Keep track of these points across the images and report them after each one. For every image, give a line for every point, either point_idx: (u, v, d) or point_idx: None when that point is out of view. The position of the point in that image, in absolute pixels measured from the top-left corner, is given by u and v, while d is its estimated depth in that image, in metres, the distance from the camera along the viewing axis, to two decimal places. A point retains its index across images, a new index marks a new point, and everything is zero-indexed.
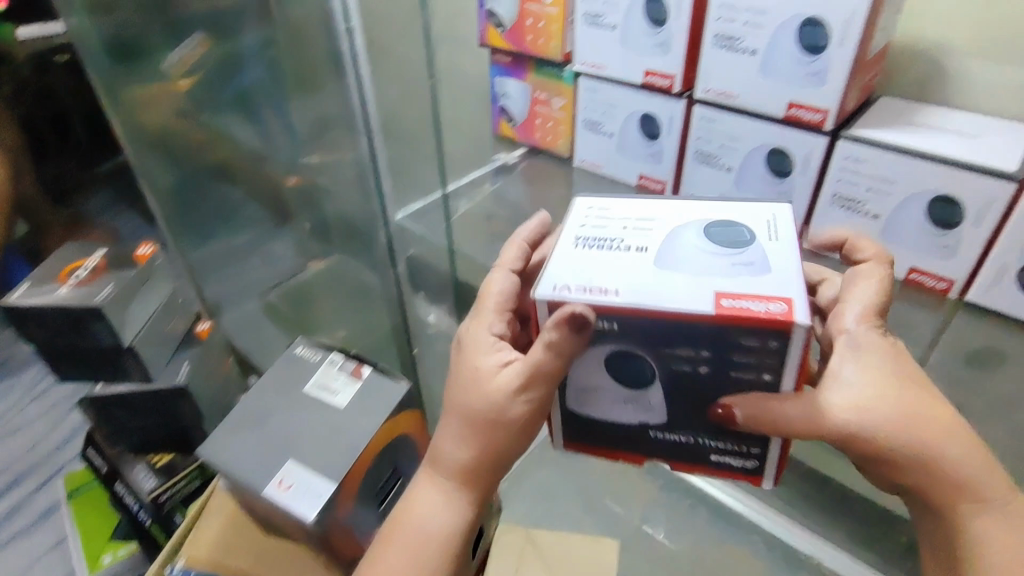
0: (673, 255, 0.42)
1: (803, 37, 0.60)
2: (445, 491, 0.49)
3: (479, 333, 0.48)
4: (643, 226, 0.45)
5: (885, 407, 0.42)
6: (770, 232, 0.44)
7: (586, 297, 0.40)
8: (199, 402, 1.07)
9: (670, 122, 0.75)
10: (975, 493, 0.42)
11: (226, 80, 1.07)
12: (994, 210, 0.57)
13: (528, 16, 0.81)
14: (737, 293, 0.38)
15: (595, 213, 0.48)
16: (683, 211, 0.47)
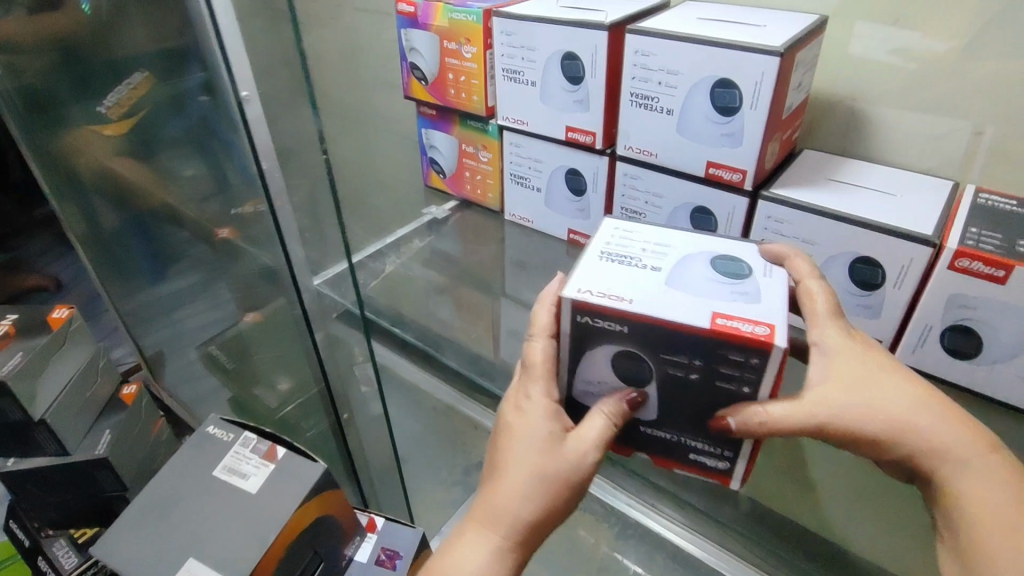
0: (682, 277, 0.43)
1: (716, 99, 0.59)
2: (488, 554, 0.40)
3: (536, 397, 0.43)
4: (660, 250, 0.46)
5: (853, 397, 0.41)
6: (767, 270, 0.44)
7: (601, 302, 0.40)
8: (124, 472, 0.95)
9: (594, 178, 0.73)
10: (974, 459, 0.39)
11: (170, 114, 0.74)
12: (913, 273, 0.55)
13: (449, 71, 0.79)
14: (730, 313, 0.39)
15: (621, 233, 0.49)
16: (700, 243, 0.47)
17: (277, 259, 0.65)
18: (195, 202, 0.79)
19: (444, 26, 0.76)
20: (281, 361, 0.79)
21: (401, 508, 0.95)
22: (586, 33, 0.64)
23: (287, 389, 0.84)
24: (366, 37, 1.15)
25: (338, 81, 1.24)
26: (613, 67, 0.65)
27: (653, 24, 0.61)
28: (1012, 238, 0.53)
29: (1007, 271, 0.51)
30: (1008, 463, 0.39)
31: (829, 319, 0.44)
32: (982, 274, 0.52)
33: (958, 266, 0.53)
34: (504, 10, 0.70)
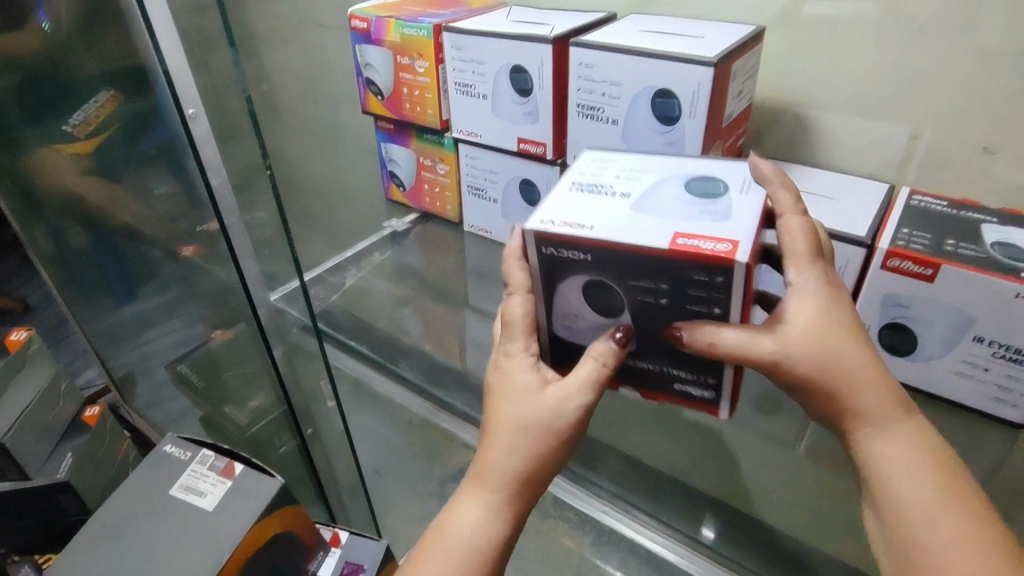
0: (653, 201, 0.41)
1: (657, 109, 0.60)
2: (484, 505, 0.43)
3: (517, 348, 0.44)
4: (634, 177, 0.44)
5: (811, 344, 0.40)
6: (746, 188, 0.42)
7: (562, 231, 0.39)
8: (88, 496, 0.91)
9: (548, 188, 0.74)
10: (884, 429, 0.41)
11: (134, 136, 0.71)
12: (851, 273, 0.57)
13: (403, 85, 0.80)
14: (693, 232, 0.37)
15: (596, 163, 0.47)
16: (674, 167, 0.45)
17: (230, 275, 0.65)
18: (155, 228, 0.75)
19: (397, 41, 0.77)
20: (240, 379, 0.79)
21: (370, 522, 0.95)
22: (532, 47, 0.66)
23: (258, 406, 0.81)
24: (328, 53, 1.15)
25: (302, 96, 1.24)
26: (559, 79, 0.66)
27: (595, 37, 0.63)
28: (940, 238, 0.55)
29: (934, 270, 0.53)
30: (922, 434, 0.40)
31: (808, 259, 0.41)
32: (912, 272, 0.54)
33: (890, 263, 0.55)
34: (453, 25, 0.71)
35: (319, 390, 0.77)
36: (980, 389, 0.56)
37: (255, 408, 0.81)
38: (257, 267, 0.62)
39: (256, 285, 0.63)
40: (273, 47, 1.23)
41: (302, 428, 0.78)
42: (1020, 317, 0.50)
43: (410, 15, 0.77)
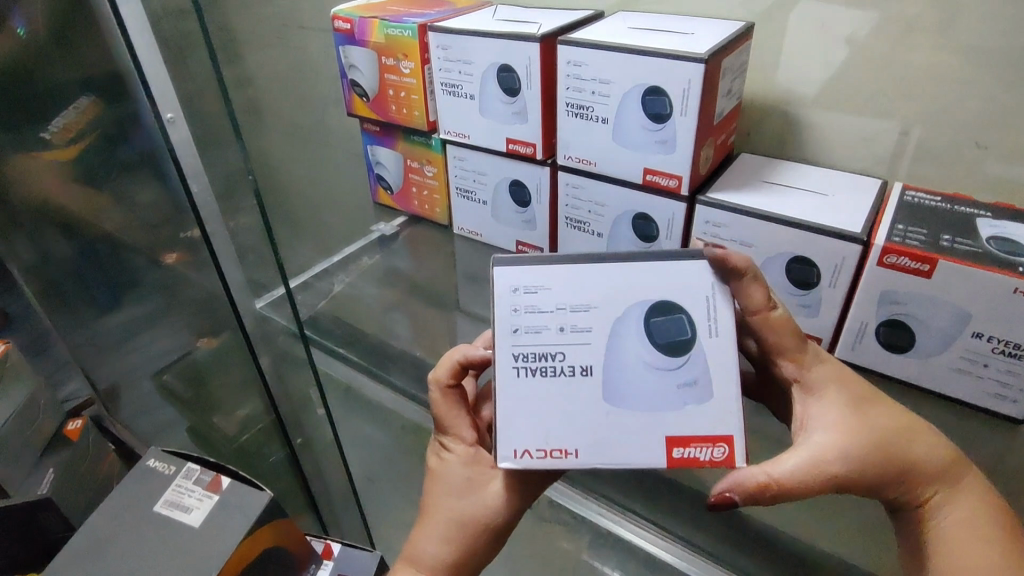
0: (618, 376, 0.42)
1: (647, 106, 0.59)
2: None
3: (457, 447, 0.50)
4: (581, 328, 0.43)
5: (854, 443, 0.43)
6: (709, 327, 0.43)
7: (544, 464, 0.42)
8: (78, 514, 0.76)
9: (538, 189, 0.73)
10: (950, 484, 0.45)
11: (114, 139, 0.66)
12: (846, 271, 0.57)
13: (388, 87, 0.78)
14: (686, 437, 0.42)
15: (525, 300, 0.43)
16: (619, 290, 0.43)
17: (213, 284, 0.63)
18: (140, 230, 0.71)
19: (381, 42, 0.75)
20: (225, 389, 0.76)
21: (362, 533, 0.93)
22: (519, 45, 0.64)
23: (247, 415, 0.78)
24: (312, 55, 1.13)
25: (286, 100, 1.22)
26: (548, 78, 0.65)
27: (583, 35, 0.62)
28: (936, 233, 0.55)
29: (929, 267, 0.52)
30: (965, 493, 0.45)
31: (812, 371, 0.47)
32: (908, 269, 0.53)
33: (886, 262, 0.54)
34: (438, 24, 0.70)
35: (310, 395, 0.75)
36: (979, 385, 0.55)
37: (243, 417, 0.78)
38: (241, 275, 0.60)
39: (240, 293, 0.61)
40: (256, 50, 1.21)
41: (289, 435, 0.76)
42: (1019, 311, 0.50)
43: (394, 14, 0.76)
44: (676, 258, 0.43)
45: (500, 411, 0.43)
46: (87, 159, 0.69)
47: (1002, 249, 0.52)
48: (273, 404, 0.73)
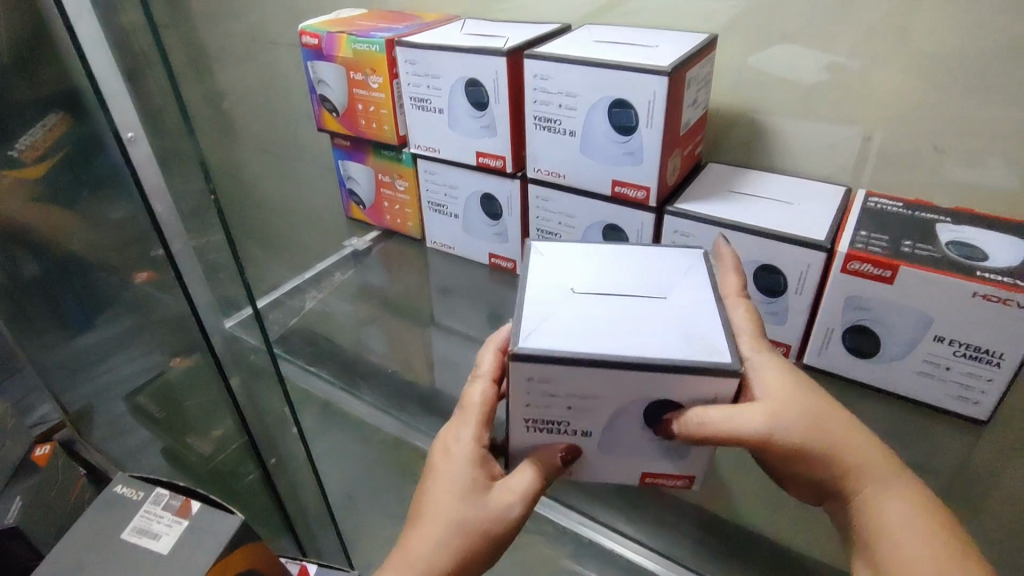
0: (612, 440, 0.45)
1: (614, 119, 0.60)
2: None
3: (467, 444, 0.46)
4: (584, 408, 0.43)
5: (790, 414, 0.44)
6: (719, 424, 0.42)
7: None
8: (43, 545, 0.71)
9: (508, 202, 0.73)
10: (886, 482, 0.44)
11: (84, 160, 0.64)
12: (811, 278, 0.57)
13: (358, 102, 0.78)
14: (657, 474, 0.48)
15: (533, 385, 0.42)
16: (622, 384, 0.41)
17: (180, 304, 0.62)
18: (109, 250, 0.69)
19: (349, 57, 0.75)
20: (199, 409, 0.74)
21: (341, 553, 0.92)
22: (485, 59, 0.65)
23: (222, 435, 0.76)
24: (283, 72, 1.13)
25: (259, 117, 1.21)
26: (515, 91, 0.65)
27: (548, 49, 0.62)
28: (897, 240, 0.56)
29: (892, 273, 0.53)
30: (899, 484, 0.44)
31: (770, 349, 0.47)
32: (871, 275, 0.54)
33: (847, 267, 0.55)
34: (405, 39, 0.70)
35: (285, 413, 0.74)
36: (943, 388, 0.56)
37: (218, 436, 0.77)
38: (207, 294, 0.59)
39: (207, 313, 0.61)
40: (227, 67, 1.21)
41: (264, 455, 0.76)
42: (976, 315, 0.51)
43: (361, 30, 0.75)
44: (695, 370, 0.40)
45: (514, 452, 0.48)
46: (54, 179, 0.67)
47: (958, 253, 0.54)
48: (245, 423, 0.71)
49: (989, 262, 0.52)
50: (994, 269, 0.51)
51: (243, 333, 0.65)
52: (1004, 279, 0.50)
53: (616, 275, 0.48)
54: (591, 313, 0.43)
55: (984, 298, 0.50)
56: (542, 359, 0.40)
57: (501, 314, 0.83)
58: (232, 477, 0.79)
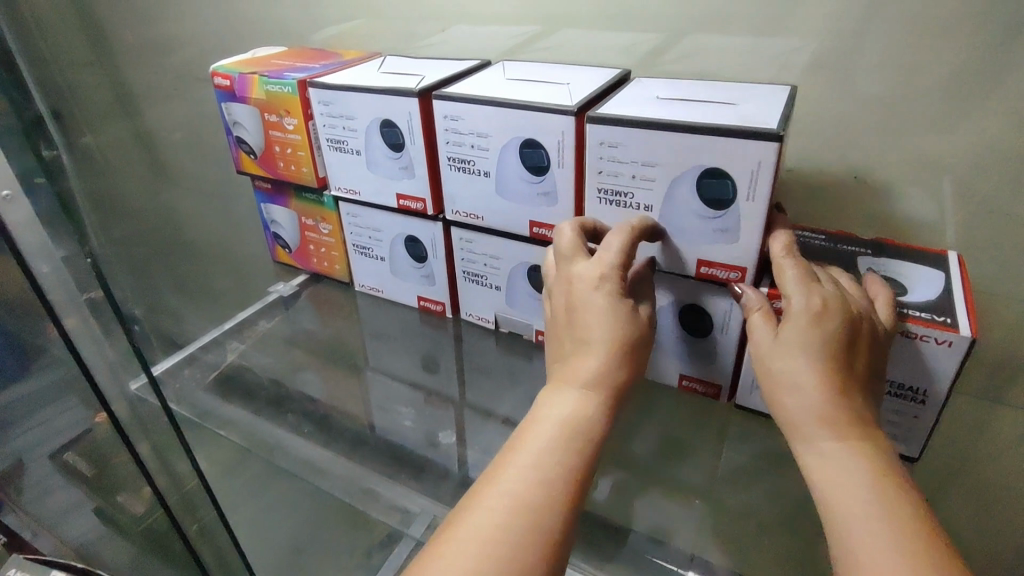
0: (671, 214, 0.52)
1: (527, 159, 0.57)
2: (579, 394, 0.44)
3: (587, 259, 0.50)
4: (648, 177, 0.51)
5: (780, 360, 0.44)
6: (748, 193, 0.48)
7: None
8: None
9: (432, 245, 0.70)
10: (874, 490, 0.38)
11: None
12: (736, 317, 0.55)
13: (274, 143, 0.75)
14: (712, 261, 0.53)
15: (606, 148, 0.52)
16: (679, 154, 0.49)
17: (71, 370, 0.57)
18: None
19: (262, 98, 0.72)
20: (128, 468, 0.64)
21: None
22: (398, 100, 0.62)
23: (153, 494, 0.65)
24: (213, 109, 1.10)
25: (190, 154, 1.16)
26: (430, 133, 0.63)
27: (459, 88, 0.60)
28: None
29: (742, 274, 0.52)
30: (871, 464, 0.39)
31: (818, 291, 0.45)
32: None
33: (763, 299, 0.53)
34: (318, 80, 0.67)
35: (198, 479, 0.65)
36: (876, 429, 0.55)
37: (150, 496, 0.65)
38: (104, 357, 0.55)
39: (103, 377, 0.56)
40: (154, 104, 1.16)
41: (184, 526, 0.67)
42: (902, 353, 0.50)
43: (274, 70, 0.73)
44: (729, 134, 0.47)
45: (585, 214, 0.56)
46: None
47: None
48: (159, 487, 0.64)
49: (907, 298, 0.51)
50: (915, 304, 0.51)
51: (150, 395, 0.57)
52: (925, 316, 0.49)
53: (711, 92, 0.55)
54: (672, 107, 0.52)
55: (910, 335, 0.49)
56: (616, 120, 0.50)
57: (435, 357, 0.81)
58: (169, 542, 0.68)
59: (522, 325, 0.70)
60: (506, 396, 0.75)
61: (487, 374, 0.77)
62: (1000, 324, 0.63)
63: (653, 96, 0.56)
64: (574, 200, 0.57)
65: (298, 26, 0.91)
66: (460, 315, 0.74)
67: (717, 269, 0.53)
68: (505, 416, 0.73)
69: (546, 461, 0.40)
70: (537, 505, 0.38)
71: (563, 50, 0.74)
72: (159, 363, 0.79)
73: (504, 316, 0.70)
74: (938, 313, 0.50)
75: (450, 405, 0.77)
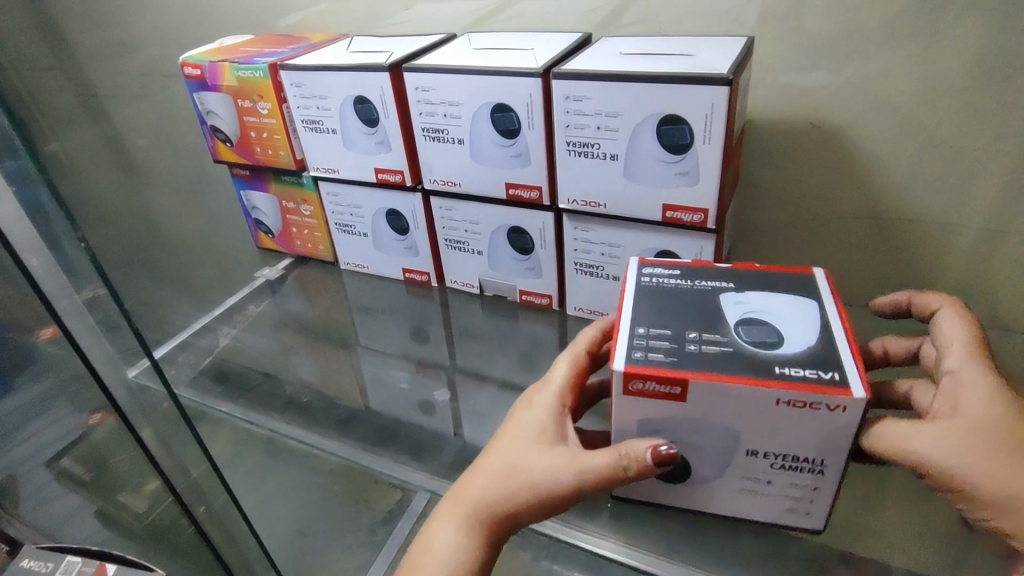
0: (636, 161, 0.55)
1: (498, 124, 0.60)
2: (498, 470, 0.48)
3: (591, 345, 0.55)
4: (612, 128, 0.55)
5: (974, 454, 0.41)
6: (704, 136, 0.52)
7: (585, 208, 0.60)
8: None
9: (413, 216, 0.72)
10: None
11: None
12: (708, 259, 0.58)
13: (249, 130, 0.76)
14: (677, 204, 0.56)
15: (573, 103, 0.55)
16: (641, 103, 0.52)
17: (68, 361, 0.57)
18: None
19: (234, 85, 0.73)
20: (128, 466, 0.63)
21: None
22: (369, 76, 0.64)
23: (156, 489, 0.63)
24: (183, 105, 1.10)
25: (166, 154, 1.16)
26: (403, 106, 0.65)
27: (428, 60, 0.62)
28: (680, 333, 0.46)
29: (704, 216, 0.55)
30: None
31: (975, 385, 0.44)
32: (658, 393, 0.44)
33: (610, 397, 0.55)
34: (289, 63, 0.69)
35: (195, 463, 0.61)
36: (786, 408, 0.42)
37: (154, 490, 0.63)
38: (102, 345, 0.54)
39: (101, 364, 0.54)
40: (124, 105, 1.15)
41: (195, 518, 0.63)
42: (789, 422, 0.43)
43: (244, 57, 0.74)
44: (685, 81, 0.50)
45: (559, 171, 0.59)
46: None
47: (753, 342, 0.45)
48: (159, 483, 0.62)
49: (784, 351, 0.44)
50: (789, 360, 0.43)
51: (148, 380, 0.55)
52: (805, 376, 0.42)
53: (667, 44, 0.58)
54: (633, 61, 0.55)
55: (790, 405, 0.42)
56: (579, 75, 0.53)
57: (424, 328, 0.83)
58: (169, 540, 0.66)
59: (506, 287, 0.73)
60: (496, 359, 0.78)
61: (476, 339, 0.80)
62: (951, 251, 0.68)
63: (617, 52, 0.58)
64: (547, 157, 0.60)
65: (262, 15, 0.92)
66: (445, 282, 0.77)
67: (681, 211, 0.56)
68: (497, 377, 0.76)
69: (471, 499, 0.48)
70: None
71: (527, 19, 0.76)
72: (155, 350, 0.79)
73: (487, 280, 0.73)
74: (822, 368, 0.42)
75: (442, 371, 0.79)
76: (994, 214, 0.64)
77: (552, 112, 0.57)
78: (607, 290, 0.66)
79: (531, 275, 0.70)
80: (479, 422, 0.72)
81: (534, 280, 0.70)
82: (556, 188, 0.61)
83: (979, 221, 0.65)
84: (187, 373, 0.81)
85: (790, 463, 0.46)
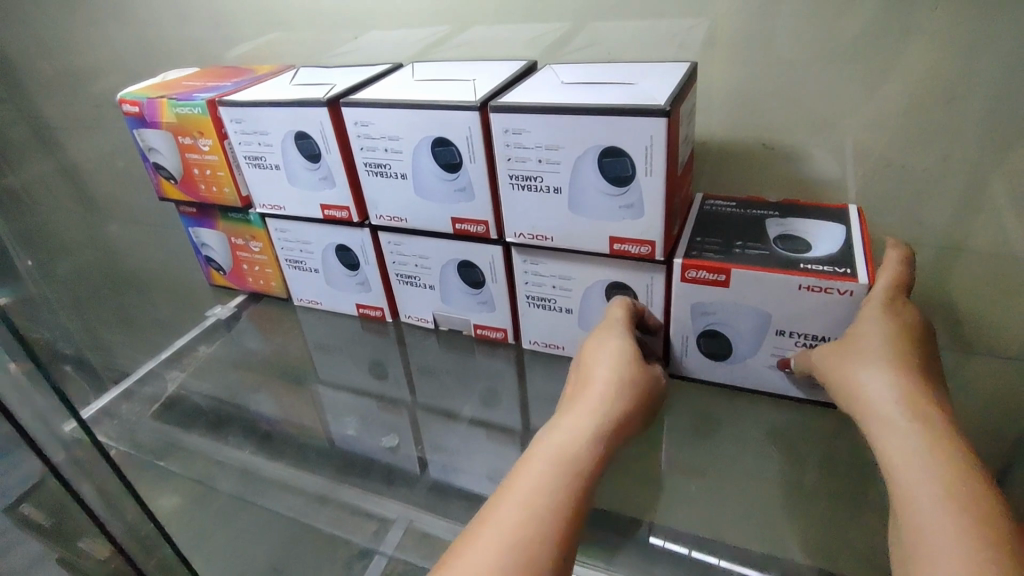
0: (580, 194, 0.54)
1: (440, 157, 0.58)
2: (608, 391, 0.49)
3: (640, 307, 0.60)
4: (554, 161, 0.53)
5: (875, 396, 0.47)
6: (646, 167, 0.50)
7: (532, 243, 0.58)
8: None
9: (363, 251, 0.70)
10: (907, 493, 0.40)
11: None
12: (657, 289, 0.58)
13: (193, 166, 0.74)
14: (624, 237, 0.54)
15: (514, 137, 0.53)
16: (582, 135, 0.51)
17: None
18: None
19: (173, 121, 0.71)
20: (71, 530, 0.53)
21: None
22: (309, 111, 0.62)
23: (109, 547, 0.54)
24: None
25: (121, 188, 1.13)
26: (344, 140, 0.63)
27: (368, 94, 0.60)
28: (729, 240, 0.57)
29: (652, 248, 0.54)
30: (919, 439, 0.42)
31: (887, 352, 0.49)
32: (708, 281, 0.55)
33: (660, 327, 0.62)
34: (228, 98, 0.67)
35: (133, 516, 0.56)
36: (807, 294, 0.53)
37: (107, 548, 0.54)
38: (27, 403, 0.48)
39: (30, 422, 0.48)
40: (77, 137, 1.11)
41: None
42: (803, 307, 0.53)
43: (184, 92, 0.71)
44: (622, 112, 0.49)
45: (503, 205, 0.57)
46: None
47: (787, 248, 0.56)
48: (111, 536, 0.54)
49: (812, 254, 0.55)
50: (815, 260, 0.54)
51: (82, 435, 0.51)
52: (828, 269, 0.53)
53: (608, 73, 0.57)
54: (573, 91, 0.53)
55: (811, 289, 0.52)
56: (517, 108, 0.52)
57: (382, 363, 0.81)
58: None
59: (461, 321, 0.71)
60: (455, 395, 0.76)
61: (435, 373, 0.78)
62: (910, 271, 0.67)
63: (558, 81, 0.57)
64: (491, 190, 0.58)
65: (209, 47, 0.90)
66: (400, 317, 0.75)
67: (627, 244, 0.54)
68: (457, 414, 0.74)
69: (596, 411, 0.47)
70: (531, 539, 0.37)
71: (475, 47, 0.75)
72: (98, 399, 0.75)
73: (442, 314, 0.71)
74: (839, 266, 0.53)
75: (401, 409, 0.77)
76: (950, 232, 0.63)
77: (493, 146, 0.55)
78: (561, 323, 0.64)
79: (486, 309, 0.68)
80: (438, 463, 0.69)
81: (489, 314, 0.68)
82: (502, 223, 0.59)
83: (939, 240, 0.64)
84: (134, 421, 0.77)
85: (812, 342, 0.56)
